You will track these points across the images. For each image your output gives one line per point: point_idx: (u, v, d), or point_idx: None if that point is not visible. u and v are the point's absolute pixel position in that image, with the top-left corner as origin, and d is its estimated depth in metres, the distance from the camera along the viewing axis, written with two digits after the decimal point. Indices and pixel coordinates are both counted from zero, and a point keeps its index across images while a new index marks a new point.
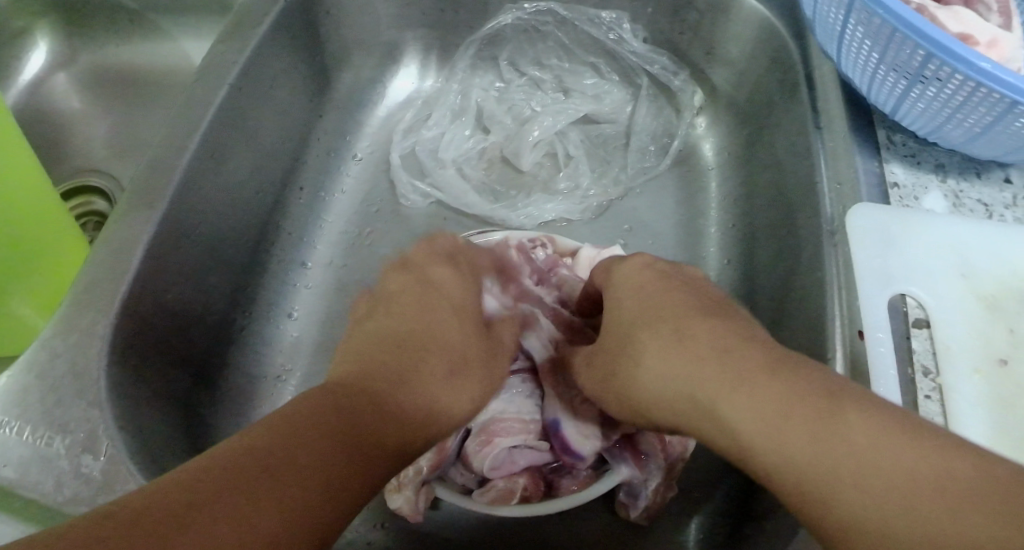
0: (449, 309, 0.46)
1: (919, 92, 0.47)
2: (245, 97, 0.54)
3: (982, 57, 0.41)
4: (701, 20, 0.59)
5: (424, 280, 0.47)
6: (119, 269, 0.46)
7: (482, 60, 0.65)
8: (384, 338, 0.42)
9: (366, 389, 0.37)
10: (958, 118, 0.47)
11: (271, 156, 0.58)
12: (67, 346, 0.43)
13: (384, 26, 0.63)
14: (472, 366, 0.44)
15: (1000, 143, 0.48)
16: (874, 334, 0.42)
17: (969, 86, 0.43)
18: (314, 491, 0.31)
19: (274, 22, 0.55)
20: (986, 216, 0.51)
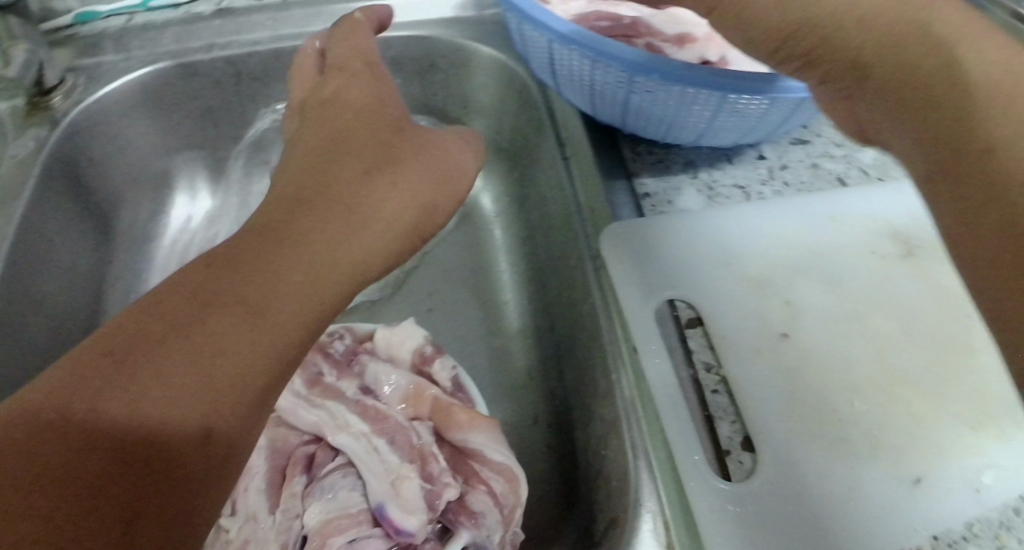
0: (350, 182, 0.38)
1: (637, 107, 0.50)
2: (27, 262, 0.53)
3: (670, 64, 0.45)
4: (447, 79, 0.60)
5: (328, 156, 0.40)
6: None
7: (252, 167, 0.67)
8: (295, 181, 0.39)
9: (257, 249, 0.35)
10: (681, 122, 0.50)
11: (69, 313, 0.57)
12: None
13: (154, 154, 0.63)
14: (374, 171, 0.39)
15: (726, 132, 0.51)
16: (646, 350, 0.46)
17: (674, 91, 0.47)
18: (176, 357, 0.30)
19: (38, 183, 0.55)
20: (744, 199, 0.54)
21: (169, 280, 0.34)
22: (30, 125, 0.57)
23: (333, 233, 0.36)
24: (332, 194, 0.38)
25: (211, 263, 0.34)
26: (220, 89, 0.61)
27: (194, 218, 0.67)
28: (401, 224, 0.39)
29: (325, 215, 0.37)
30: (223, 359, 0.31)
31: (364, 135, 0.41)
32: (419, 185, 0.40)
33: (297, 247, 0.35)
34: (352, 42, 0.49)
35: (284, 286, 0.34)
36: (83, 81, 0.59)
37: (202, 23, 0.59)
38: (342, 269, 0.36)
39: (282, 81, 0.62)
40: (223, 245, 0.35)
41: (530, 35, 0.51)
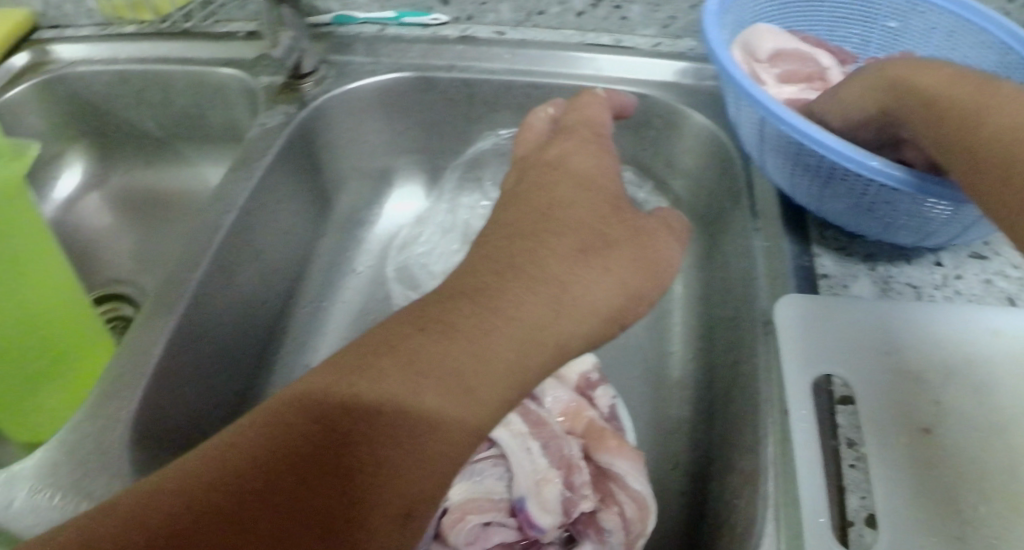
0: (555, 262, 0.41)
1: (831, 190, 0.52)
2: (253, 217, 0.62)
3: (870, 158, 0.47)
4: (658, 136, 0.66)
5: (534, 229, 0.43)
6: (140, 366, 0.52)
7: (466, 182, 0.73)
8: (497, 255, 0.42)
9: (468, 318, 0.38)
10: (869, 210, 0.52)
11: (278, 269, 0.66)
12: (93, 431, 0.49)
13: (380, 152, 0.72)
14: (590, 252, 0.42)
15: (908, 230, 0.53)
16: (796, 412, 0.48)
17: (870, 183, 0.49)
18: (389, 437, 0.36)
19: (278, 152, 0.64)
20: (915, 298, 0.54)
21: (387, 333, 0.39)
22: (278, 102, 0.67)
23: (539, 314, 0.39)
24: (543, 271, 0.40)
25: (426, 328, 0.38)
26: (451, 104, 0.68)
27: (414, 214, 0.74)
28: (604, 308, 0.41)
29: (525, 298, 0.39)
30: (430, 432, 0.36)
31: (581, 213, 0.44)
32: (626, 274, 0.42)
33: (506, 324, 0.38)
34: (586, 115, 0.52)
35: (493, 363, 0.37)
36: (332, 73, 0.68)
37: (447, 45, 0.67)
38: (544, 350, 0.39)
39: (507, 110, 0.68)
40: (435, 307, 0.39)
41: (743, 109, 0.55)
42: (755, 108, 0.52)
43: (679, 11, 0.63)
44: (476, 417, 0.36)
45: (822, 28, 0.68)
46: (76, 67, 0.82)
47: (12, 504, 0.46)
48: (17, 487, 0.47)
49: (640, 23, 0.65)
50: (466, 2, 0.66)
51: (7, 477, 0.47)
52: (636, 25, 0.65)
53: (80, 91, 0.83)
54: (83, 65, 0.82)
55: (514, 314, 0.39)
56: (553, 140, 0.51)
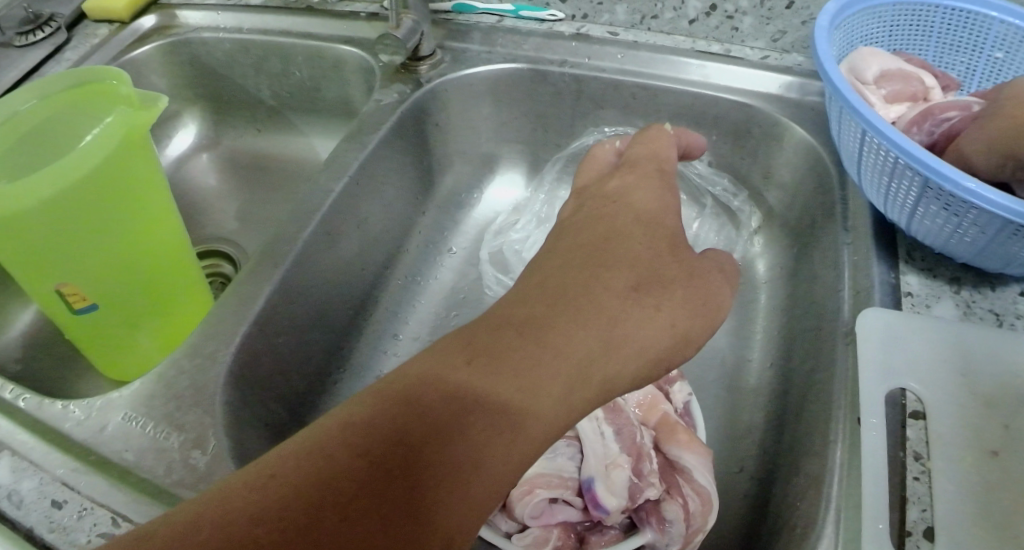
0: (609, 297, 0.43)
1: (923, 210, 0.52)
2: (359, 188, 0.66)
3: (967, 178, 0.47)
4: (757, 148, 0.68)
5: (591, 263, 0.45)
6: (243, 312, 0.57)
7: (566, 174, 0.75)
8: (552, 288, 0.44)
9: (520, 349, 0.40)
10: (958, 233, 0.52)
11: (377, 238, 0.70)
12: (191, 367, 0.54)
13: (485, 139, 0.76)
14: (643, 290, 0.44)
15: (994, 258, 0.52)
16: (867, 422, 0.48)
17: (964, 204, 0.49)
18: (443, 462, 0.37)
19: (390, 128, 0.68)
20: (996, 325, 0.53)
21: (438, 359, 0.40)
22: (394, 82, 0.71)
23: (589, 349, 0.41)
24: (597, 308, 0.42)
25: (479, 355, 0.40)
26: (558, 98, 0.71)
27: (509, 201, 0.78)
28: (654, 349, 0.43)
29: (579, 332, 0.41)
30: (480, 463, 0.37)
31: (636, 248, 0.46)
32: (678, 314, 0.44)
33: (559, 357, 0.40)
34: (652, 152, 0.53)
35: (544, 397, 0.39)
36: (447, 58, 0.72)
37: (560, 41, 0.70)
38: (591, 387, 0.40)
39: (613, 108, 0.70)
40: (487, 335, 0.41)
41: (846, 120, 0.56)
42: (857, 121, 0.53)
43: (789, 26, 0.65)
44: (523, 449, 0.38)
45: (930, 49, 0.68)
46: (202, 33, 0.89)
47: (105, 428, 0.51)
48: (113, 413, 0.52)
49: (751, 34, 0.67)
50: (583, 1, 0.69)
51: (105, 403, 0.52)
52: (746, 36, 0.67)
53: (207, 56, 0.90)
54: (208, 32, 0.89)
55: (567, 349, 0.40)
56: (609, 180, 0.53)
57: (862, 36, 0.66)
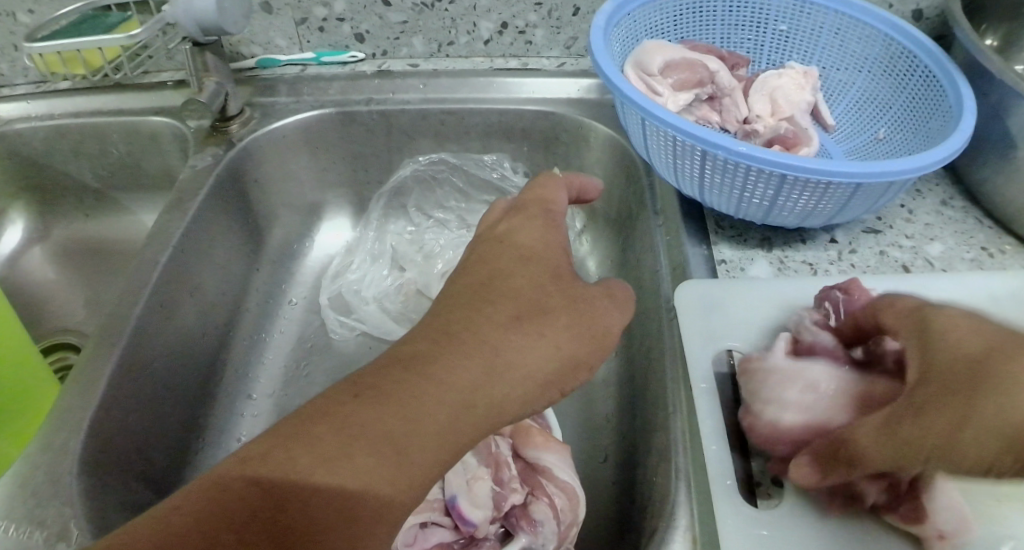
0: (490, 322, 0.41)
1: (711, 180, 0.56)
2: (188, 255, 0.64)
3: (736, 142, 0.51)
4: (569, 151, 0.70)
5: (477, 290, 0.44)
6: (88, 395, 0.53)
7: (392, 210, 0.75)
8: (439, 319, 0.42)
9: (403, 385, 0.38)
10: (746, 196, 0.56)
11: (213, 305, 0.67)
12: (45, 460, 0.49)
13: (309, 187, 0.75)
14: (534, 310, 0.43)
15: (788, 214, 0.57)
16: (698, 387, 0.52)
17: (743, 168, 0.53)
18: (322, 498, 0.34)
19: (211, 190, 0.66)
20: (810, 273, 0.59)
21: (320, 401, 0.38)
22: (207, 145, 0.69)
23: (474, 378, 0.39)
24: (481, 340, 0.40)
25: (361, 392, 0.37)
26: (372, 136, 0.72)
27: (339, 245, 0.77)
28: (539, 375, 0.41)
29: (463, 357, 0.39)
30: (349, 509, 0.34)
31: (518, 284, 0.44)
32: (564, 338, 0.42)
33: (440, 392, 0.38)
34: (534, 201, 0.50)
35: (422, 436, 0.37)
36: (257, 115, 0.71)
37: (365, 80, 0.71)
38: (478, 413, 0.39)
39: (426, 138, 0.72)
40: (372, 372, 0.39)
41: (628, 112, 0.59)
42: (633, 109, 0.56)
43: (579, 32, 0.68)
44: (409, 483, 0.36)
45: (716, 37, 0.72)
46: (15, 125, 0.82)
47: None
48: None
49: (545, 46, 0.70)
50: (381, 39, 0.71)
51: None
52: (542, 48, 0.70)
53: (19, 149, 0.83)
54: (21, 122, 0.82)
55: (455, 376, 0.39)
56: (501, 221, 0.49)
57: (648, 29, 0.70)
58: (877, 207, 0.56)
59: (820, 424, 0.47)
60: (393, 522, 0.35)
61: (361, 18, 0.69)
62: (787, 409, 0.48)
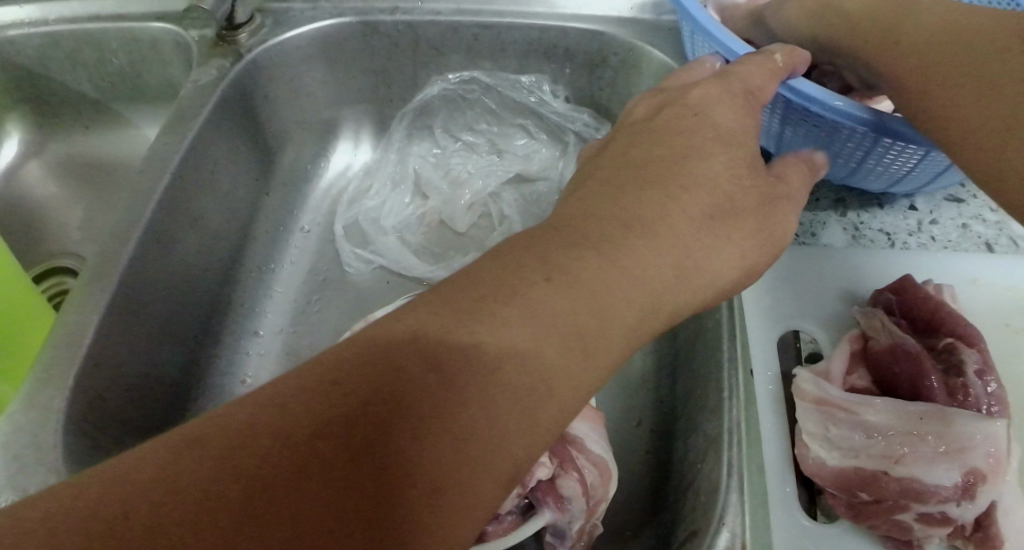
0: (684, 210, 0.39)
1: (793, 131, 0.51)
2: (188, 182, 0.57)
3: (834, 98, 0.46)
4: (616, 77, 0.62)
5: (664, 169, 0.41)
6: (74, 345, 0.47)
7: (415, 130, 0.68)
8: (628, 189, 0.40)
9: (597, 274, 0.36)
10: (831, 155, 0.51)
11: (217, 236, 0.60)
12: (27, 418, 0.44)
13: (323, 105, 0.67)
14: (734, 206, 0.40)
15: (875, 180, 0.52)
16: (760, 374, 0.50)
17: (833, 125, 0.47)
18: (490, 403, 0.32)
19: (214, 109, 0.59)
20: (887, 246, 0.55)
21: (500, 275, 0.36)
22: (212, 56, 0.61)
23: (661, 276, 0.37)
24: (670, 236, 0.38)
25: (552, 275, 0.35)
26: (396, 50, 0.64)
27: (352, 168, 0.70)
28: (722, 281, 0.39)
29: (650, 251, 0.37)
30: (513, 409, 0.33)
31: (716, 169, 0.40)
32: (752, 245, 0.39)
33: (625, 285, 0.36)
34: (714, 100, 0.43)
35: (606, 334, 0.35)
36: (268, 22, 0.63)
37: None
38: (659, 315, 0.37)
39: (456, 53, 0.64)
40: (560, 250, 0.37)
41: (701, 43, 0.53)
42: (711, 42, 0.50)
43: None
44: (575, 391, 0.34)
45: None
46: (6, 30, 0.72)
47: None
48: None
49: None
50: None
51: None
52: None
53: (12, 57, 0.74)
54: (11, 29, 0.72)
55: (645, 269, 0.37)
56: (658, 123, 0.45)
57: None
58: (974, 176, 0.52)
59: (890, 459, 0.45)
60: (560, 423, 0.34)
61: None
62: (855, 454, 0.45)
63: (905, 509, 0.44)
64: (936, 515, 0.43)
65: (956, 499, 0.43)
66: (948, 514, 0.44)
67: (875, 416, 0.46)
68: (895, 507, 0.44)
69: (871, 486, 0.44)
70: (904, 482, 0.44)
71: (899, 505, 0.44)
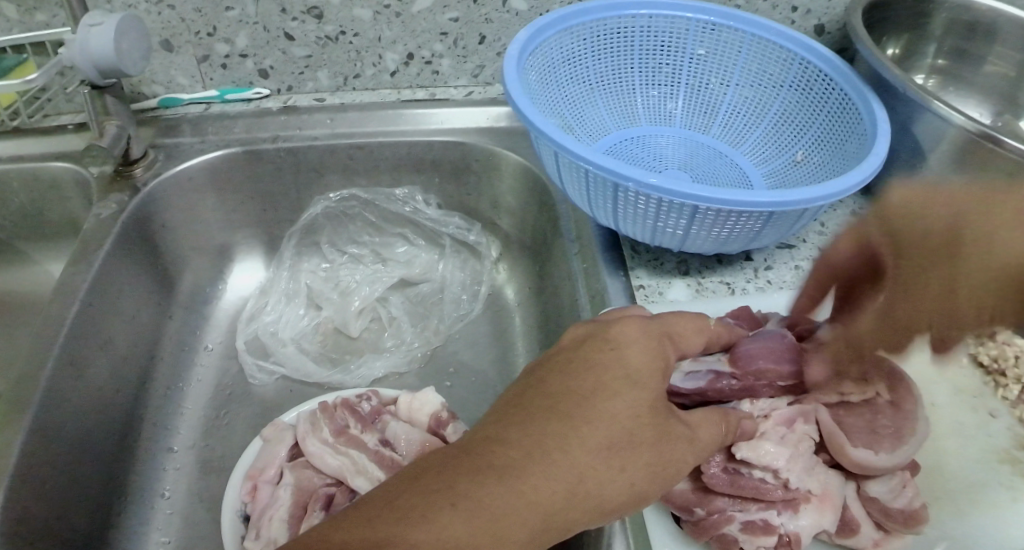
0: (582, 434, 0.39)
1: (623, 210, 0.57)
2: (96, 309, 0.60)
3: (647, 175, 0.52)
4: (482, 180, 0.71)
5: (576, 392, 0.41)
6: None
7: (304, 248, 0.74)
8: (541, 401, 0.41)
9: (484, 500, 0.37)
10: (662, 225, 0.57)
11: (126, 357, 0.64)
12: None
13: (217, 230, 0.73)
14: (635, 441, 0.40)
15: (703, 243, 0.59)
16: None
17: (652, 199, 0.54)
18: None
19: (117, 239, 0.63)
20: (729, 292, 0.61)
21: (412, 499, 0.38)
22: (110, 190, 0.66)
23: (555, 502, 0.38)
24: (566, 467, 0.39)
25: (454, 505, 0.37)
26: (280, 174, 0.70)
27: (252, 287, 0.75)
28: (611, 505, 0.40)
29: (543, 477, 0.38)
30: None
31: (618, 407, 0.40)
32: (641, 476, 0.40)
33: (516, 518, 0.37)
34: (624, 324, 0.44)
35: None
36: (161, 157, 0.69)
37: (270, 117, 0.70)
38: (551, 534, 0.39)
39: (335, 173, 0.71)
40: (462, 480, 0.38)
41: (538, 143, 0.58)
42: (542, 138, 0.56)
43: (487, 60, 0.69)
44: None
45: (637, 93, 0.70)
46: None
47: None
48: None
49: (452, 75, 0.70)
50: (285, 74, 0.70)
51: None
52: (448, 77, 0.70)
53: None
54: None
55: (536, 499, 0.38)
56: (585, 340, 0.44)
57: (581, 82, 0.67)
58: (790, 231, 0.59)
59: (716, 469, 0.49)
60: None
61: (264, 54, 0.68)
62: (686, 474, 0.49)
63: (731, 520, 0.48)
64: (758, 523, 0.48)
65: (777, 508, 0.48)
66: (769, 522, 0.48)
67: (720, 365, 0.52)
68: (724, 519, 0.48)
69: (704, 502, 0.48)
70: (737, 482, 0.48)
71: (725, 517, 0.48)
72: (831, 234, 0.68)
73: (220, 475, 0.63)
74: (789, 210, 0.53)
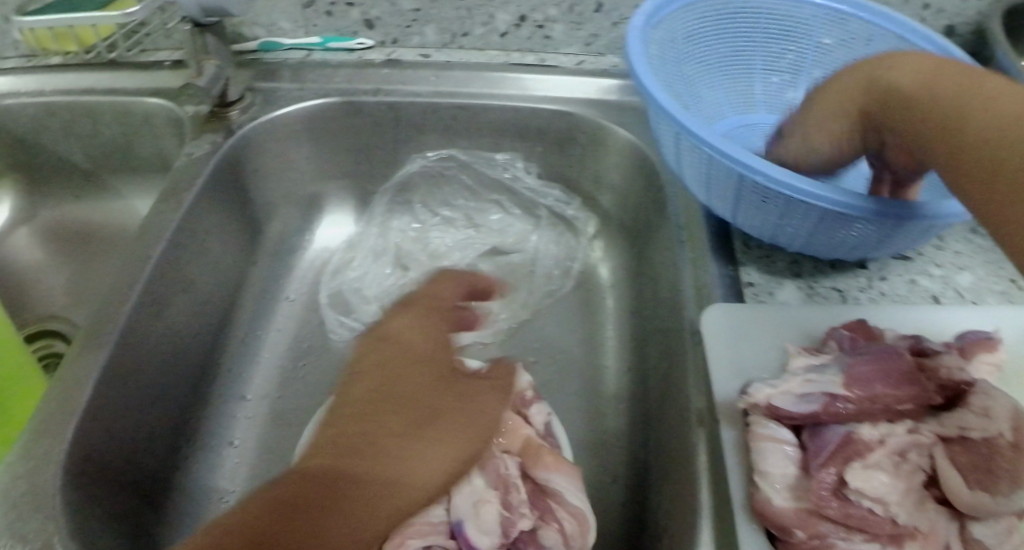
0: None
1: (743, 202, 0.54)
2: (180, 250, 0.60)
3: (775, 170, 0.48)
4: (584, 153, 0.68)
5: None
6: (70, 406, 0.49)
7: (396, 206, 0.73)
8: None
9: None
10: (782, 224, 0.54)
11: (206, 301, 0.63)
12: (26, 472, 0.45)
13: (309, 180, 0.72)
14: None
15: (823, 247, 0.55)
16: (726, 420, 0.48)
17: (778, 196, 0.51)
18: None
19: (208, 180, 0.62)
20: (841, 301, 0.57)
21: None
22: (204, 131, 0.65)
23: None
24: None
25: None
26: (378, 128, 0.69)
27: (339, 241, 0.74)
28: None
29: None
30: None
31: None
32: None
33: None
34: None
35: None
36: (258, 101, 0.68)
37: (372, 69, 0.69)
38: None
39: (434, 132, 0.69)
40: None
41: (660, 122, 0.55)
42: (666, 118, 0.53)
43: (601, 29, 0.66)
44: None
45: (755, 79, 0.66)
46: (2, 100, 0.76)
47: None
48: None
49: (563, 42, 0.68)
50: (391, 26, 0.68)
51: None
52: (558, 44, 0.68)
53: (6, 125, 0.78)
54: (9, 98, 0.77)
55: None
56: None
57: (699, 62, 0.64)
58: (915, 244, 0.55)
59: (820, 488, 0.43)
60: None
61: (371, 4, 0.66)
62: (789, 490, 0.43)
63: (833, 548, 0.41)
64: None
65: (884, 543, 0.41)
66: None
67: (834, 385, 0.45)
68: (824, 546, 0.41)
69: (806, 524, 0.42)
70: (843, 507, 0.42)
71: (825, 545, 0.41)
72: (950, 249, 0.64)
73: (290, 430, 0.62)
74: (926, 224, 0.49)
